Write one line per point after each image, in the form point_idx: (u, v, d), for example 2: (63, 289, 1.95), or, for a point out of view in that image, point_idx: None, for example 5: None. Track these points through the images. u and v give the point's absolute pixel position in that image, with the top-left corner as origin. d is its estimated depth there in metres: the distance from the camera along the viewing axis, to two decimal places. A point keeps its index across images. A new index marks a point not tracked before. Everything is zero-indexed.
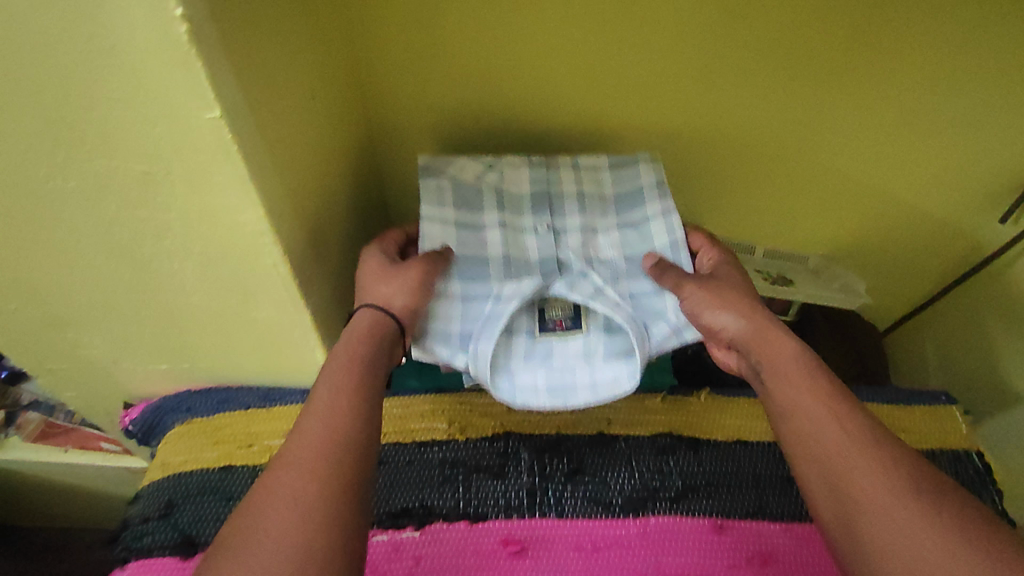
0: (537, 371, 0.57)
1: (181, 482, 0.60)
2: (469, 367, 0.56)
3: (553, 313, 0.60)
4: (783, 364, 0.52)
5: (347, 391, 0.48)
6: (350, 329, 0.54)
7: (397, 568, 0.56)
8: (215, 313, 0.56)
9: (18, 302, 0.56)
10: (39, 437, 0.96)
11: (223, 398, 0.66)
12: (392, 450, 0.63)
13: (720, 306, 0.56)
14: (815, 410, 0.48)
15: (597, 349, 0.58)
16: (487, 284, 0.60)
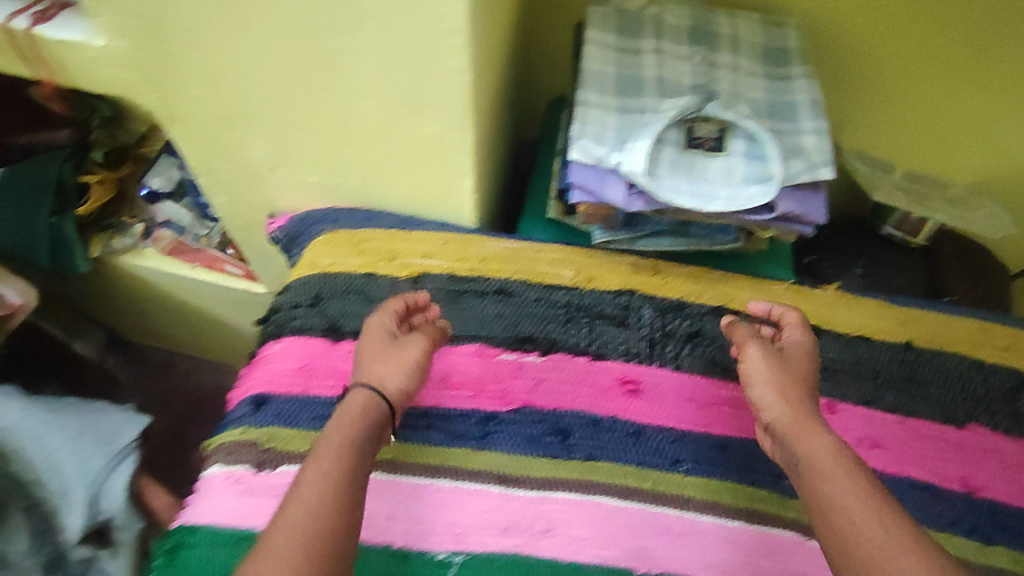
0: (681, 176, 0.58)
1: (329, 279, 0.65)
2: (621, 164, 0.57)
3: (700, 132, 0.59)
4: (820, 455, 0.47)
5: (329, 475, 0.46)
6: (340, 412, 0.52)
7: (520, 383, 0.60)
8: (379, 121, 0.59)
9: (205, 86, 0.61)
10: (170, 252, 1.04)
11: (367, 215, 0.69)
12: (518, 287, 0.66)
13: (769, 386, 0.53)
14: (853, 505, 0.43)
15: (736, 169, 0.58)
16: (641, 99, 0.60)
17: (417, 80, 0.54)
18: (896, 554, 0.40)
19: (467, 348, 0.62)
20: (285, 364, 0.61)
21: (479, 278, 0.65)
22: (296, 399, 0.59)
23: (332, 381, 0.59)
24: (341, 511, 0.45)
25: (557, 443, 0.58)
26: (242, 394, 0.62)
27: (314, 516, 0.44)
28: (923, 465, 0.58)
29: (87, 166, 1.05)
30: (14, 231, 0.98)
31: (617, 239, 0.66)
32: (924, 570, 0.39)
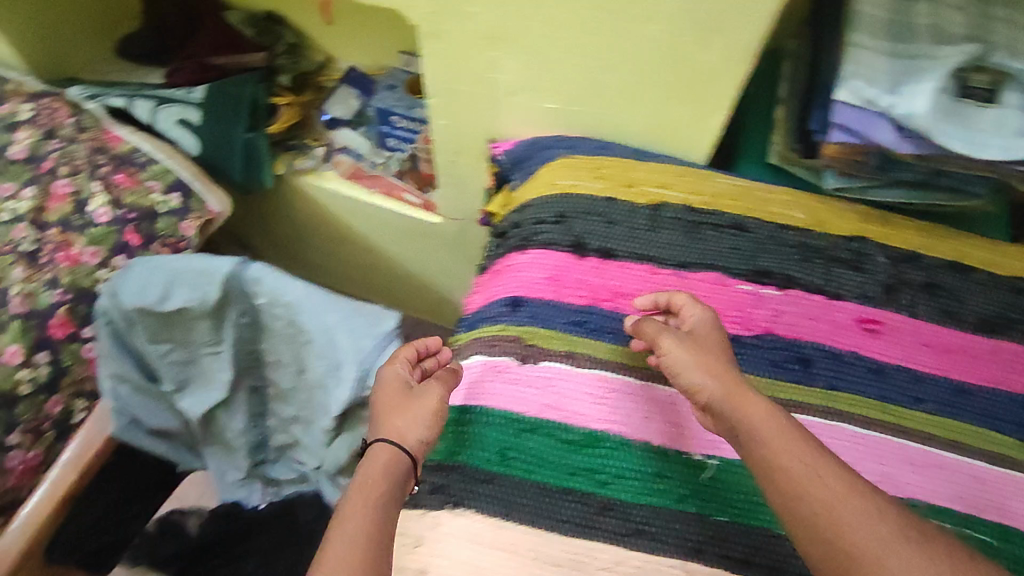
0: (954, 123, 0.58)
1: (572, 199, 0.67)
2: (892, 107, 0.59)
3: (978, 82, 0.59)
4: (767, 429, 0.48)
5: (370, 514, 0.47)
6: (363, 470, 0.51)
7: (761, 312, 0.64)
8: (656, 50, 0.61)
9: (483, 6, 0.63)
10: (351, 176, 1.11)
11: (601, 144, 0.72)
12: (753, 224, 0.68)
13: (692, 360, 0.53)
14: (797, 465, 0.46)
15: (1012, 120, 0.58)
16: (917, 45, 0.60)
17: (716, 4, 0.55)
18: (806, 484, 0.44)
19: (707, 275, 0.65)
20: (534, 274, 0.64)
21: (714, 212, 0.68)
22: (550, 304, 0.62)
23: (583, 293, 0.63)
24: (372, 528, 0.46)
25: (800, 370, 0.61)
26: (490, 299, 0.66)
27: (356, 540, 0.45)
28: None
29: (275, 90, 1.12)
30: (213, 144, 1.06)
31: (852, 187, 0.68)
32: (865, 516, 0.42)
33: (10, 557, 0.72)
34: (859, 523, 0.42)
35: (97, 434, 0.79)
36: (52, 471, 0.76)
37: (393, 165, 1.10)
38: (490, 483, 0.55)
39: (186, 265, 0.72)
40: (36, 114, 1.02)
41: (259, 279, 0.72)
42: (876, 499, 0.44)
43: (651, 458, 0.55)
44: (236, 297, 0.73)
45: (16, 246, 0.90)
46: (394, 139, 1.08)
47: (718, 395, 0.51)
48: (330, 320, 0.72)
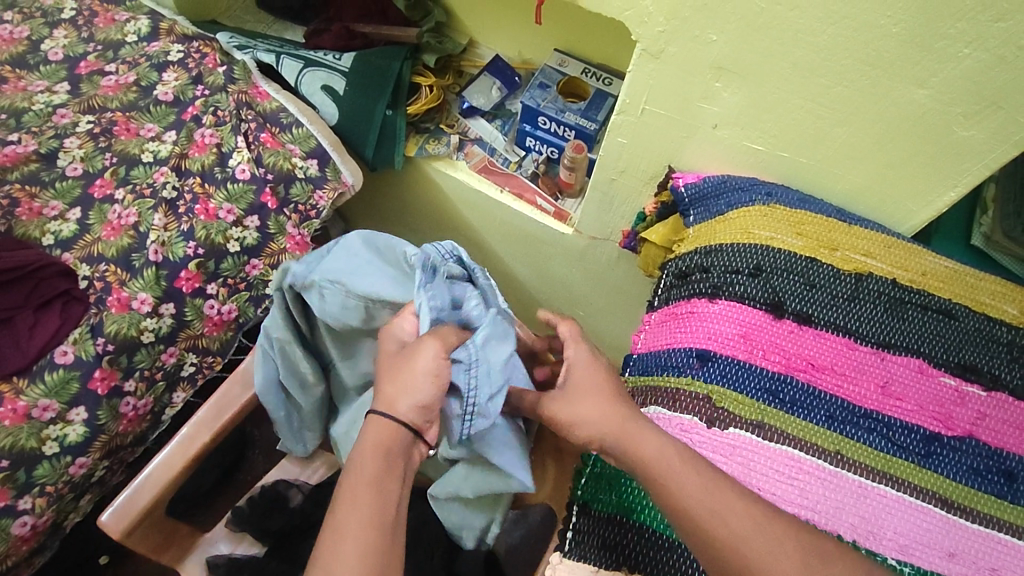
0: None
1: (771, 253, 0.64)
2: None
3: None
4: (657, 458, 0.49)
5: (365, 502, 0.49)
6: (365, 439, 0.52)
7: (964, 412, 0.58)
8: (909, 115, 0.59)
9: (728, 35, 0.61)
10: (482, 170, 1.08)
11: (803, 198, 0.68)
12: (962, 312, 0.62)
13: (587, 396, 0.53)
14: (685, 479, 0.48)
15: None
16: None
17: (1013, 82, 0.53)
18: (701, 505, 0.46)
19: (908, 360, 0.60)
20: (726, 328, 0.61)
21: (922, 292, 0.63)
22: (740, 365, 0.58)
23: (776, 358, 0.59)
24: (378, 499, 0.49)
25: (1004, 484, 0.55)
26: (670, 345, 0.63)
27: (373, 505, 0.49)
28: None
29: (417, 68, 1.10)
30: (351, 115, 1.04)
31: None
32: (746, 523, 0.46)
33: (136, 508, 0.67)
34: (739, 526, 0.46)
35: (235, 395, 0.74)
36: (182, 427, 0.71)
37: (528, 165, 1.08)
38: (671, 552, 0.50)
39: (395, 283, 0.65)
40: (186, 56, 1.00)
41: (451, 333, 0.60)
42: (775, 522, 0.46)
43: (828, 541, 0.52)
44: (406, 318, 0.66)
45: (157, 190, 0.89)
46: (533, 139, 1.06)
47: (611, 435, 0.51)
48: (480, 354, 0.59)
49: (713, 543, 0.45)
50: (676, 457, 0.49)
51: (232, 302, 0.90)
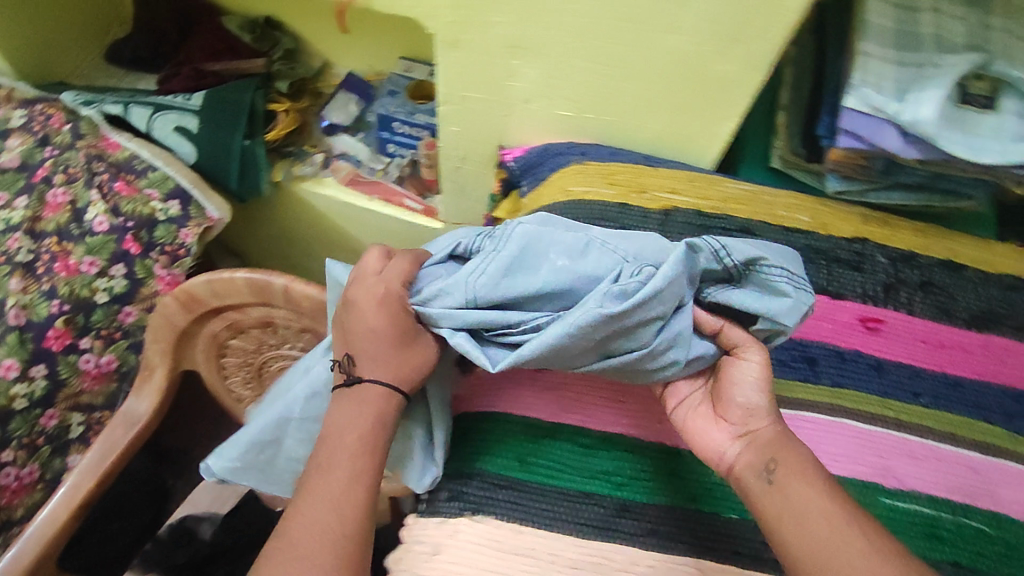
0: (958, 132, 0.61)
1: (585, 205, 0.69)
2: (904, 115, 0.60)
3: (974, 90, 0.62)
4: (796, 465, 0.49)
5: (353, 466, 0.50)
6: (359, 397, 0.53)
7: None
8: (676, 61, 0.64)
9: (509, 16, 0.66)
10: (349, 182, 1.11)
11: (613, 151, 0.74)
12: (760, 228, 0.70)
13: (751, 388, 0.52)
14: (808, 486, 0.47)
15: (1006, 128, 0.62)
16: (918, 54, 0.63)
17: (747, 18, 0.58)
18: (784, 518, 0.46)
19: None
20: None
21: (724, 216, 0.69)
22: None
23: None
24: (355, 476, 0.50)
25: (807, 369, 0.61)
26: None
27: (337, 485, 0.49)
28: None
29: (272, 95, 1.13)
30: (208, 151, 1.05)
31: (852, 189, 0.71)
32: (833, 526, 0.45)
33: (20, 566, 0.68)
34: (831, 531, 0.45)
35: (118, 439, 0.76)
36: (68, 477, 0.73)
37: (393, 170, 1.11)
38: (508, 489, 0.55)
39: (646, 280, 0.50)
40: (29, 120, 0.99)
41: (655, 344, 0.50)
42: (867, 530, 0.45)
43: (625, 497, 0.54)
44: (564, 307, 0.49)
45: (11, 256, 0.88)
46: (393, 145, 1.09)
47: (768, 433, 0.51)
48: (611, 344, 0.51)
49: (808, 546, 0.45)
50: (798, 467, 0.49)
51: (111, 352, 0.92)
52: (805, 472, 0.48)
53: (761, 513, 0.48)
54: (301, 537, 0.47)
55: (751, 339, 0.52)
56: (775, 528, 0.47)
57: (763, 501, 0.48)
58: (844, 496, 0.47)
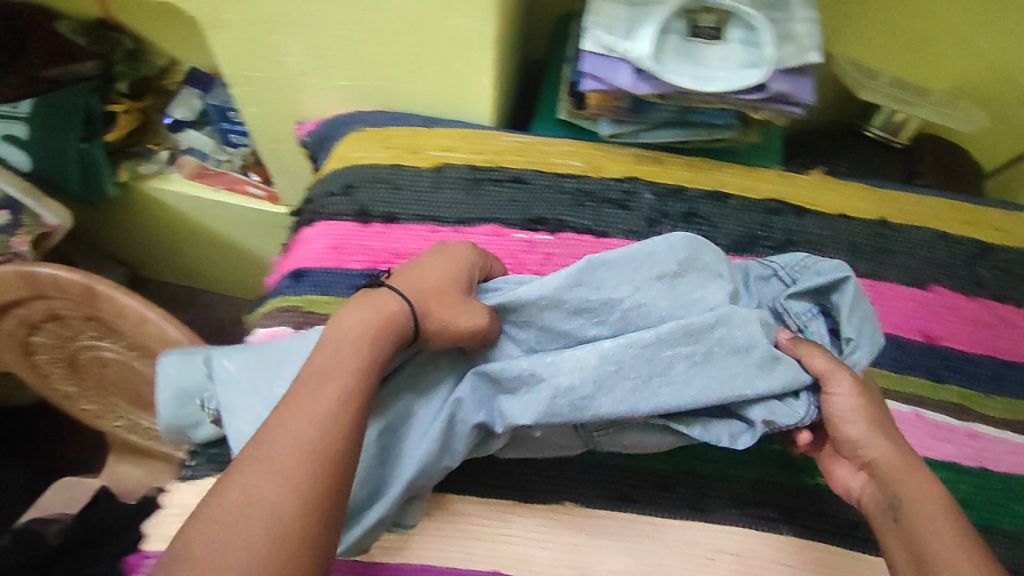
0: (683, 64, 0.63)
1: (358, 171, 0.71)
2: (628, 53, 0.62)
3: (703, 21, 0.64)
4: (924, 501, 0.47)
5: (342, 415, 0.44)
6: (370, 303, 0.50)
7: (532, 257, 0.68)
8: (415, 19, 0.64)
9: None
10: (195, 176, 1.12)
11: (392, 116, 0.76)
12: (533, 177, 0.72)
13: (869, 427, 0.50)
14: (926, 504, 0.47)
15: (734, 55, 0.63)
16: None
17: None
18: (928, 519, 0.46)
19: (484, 228, 0.69)
20: (320, 245, 0.68)
21: (495, 168, 0.72)
22: (332, 272, 0.66)
23: (364, 258, 0.67)
24: (328, 416, 0.44)
25: None
26: (282, 271, 0.69)
27: (325, 400, 0.44)
28: (912, 329, 0.65)
29: (111, 98, 1.08)
30: (44, 158, 1.04)
31: (624, 132, 0.72)
32: (943, 538, 0.45)
33: None
34: (944, 545, 0.44)
35: None
36: None
37: (237, 159, 1.14)
38: None
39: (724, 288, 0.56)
40: None
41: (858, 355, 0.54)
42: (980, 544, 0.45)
43: None
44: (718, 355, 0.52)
45: None
46: (235, 134, 1.12)
47: (885, 461, 0.49)
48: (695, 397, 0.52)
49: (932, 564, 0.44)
50: (934, 499, 0.47)
51: None
52: (913, 468, 0.49)
53: (894, 549, 0.47)
54: (273, 443, 0.42)
55: (836, 363, 0.51)
56: (908, 530, 0.46)
57: (891, 540, 0.47)
58: (969, 526, 0.46)
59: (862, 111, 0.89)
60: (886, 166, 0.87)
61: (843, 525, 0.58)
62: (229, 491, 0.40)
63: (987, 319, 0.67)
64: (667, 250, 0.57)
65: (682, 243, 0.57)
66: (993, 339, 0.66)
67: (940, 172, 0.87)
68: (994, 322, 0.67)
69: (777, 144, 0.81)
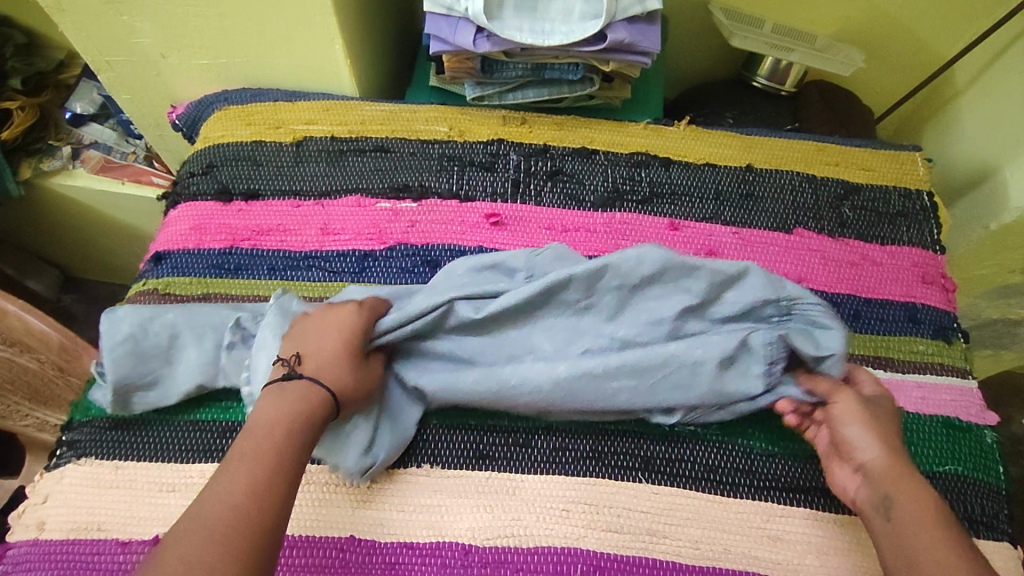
0: (523, 19, 0.62)
1: (220, 150, 0.71)
2: (468, 11, 0.62)
3: None
4: (909, 500, 0.47)
5: (272, 447, 0.46)
6: (298, 394, 0.50)
7: (395, 226, 0.67)
8: None
9: None
10: (99, 170, 1.09)
11: (255, 92, 0.74)
12: (398, 146, 0.71)
13: (861, 427, 0.51)
14: (916, 502, 0.47)
15: (574, 7, 0.62)
16: None
17: None
18: (922, 531, 0.46)
19: (346, 199, 0.68)
20: (181, 227, 0.67)
21: (359, 139, 0.71)
22: (191, 253, 0.65)
23: (224, 237, 0.66)
24: (282, 442, 0.47)
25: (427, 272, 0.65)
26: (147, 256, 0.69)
27: (252, 475, 0.44)
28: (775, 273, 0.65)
29: (5, 93, 1.06)
30: None
31: (488, 93, 0.72)
32: (933, 538, 0.45)
33: None
34: (931, 544, 0.45)
35: None
36: None
37: (142, 151, 1.12)
38: (114, 430, 0.57)
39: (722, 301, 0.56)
40: None
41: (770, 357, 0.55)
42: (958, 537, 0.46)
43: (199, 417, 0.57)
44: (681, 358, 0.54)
45: None
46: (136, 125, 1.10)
47: (880, 472, 0.49)
48: (656, 395, 0.54)
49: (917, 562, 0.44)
50: (915, 497, 0.48)
51: None
52: (910, 484, 0.48)
53: (886, 549, 0.47)
54: (202, 512, 0.42)
55: (841, 385, 0.53)
56: (899, 537, 0.46)
57: (882, 542, 0.47)
58: (946, 516, 0.47)
59: (749, 61, 0.89)
60: (774, 115, 0.87)
61: (701, 469, 0.56)
62: (207, 502, 0.43)
63: (850, 258, 0.66)
64: (638, 263, 0.56)
65: (658, 263, 0.56)
66: (935, 295, 0.65)
67: (828, 117, 0.87)
68: (858, 261, 0.66)
69: (655, 99, 0.80)
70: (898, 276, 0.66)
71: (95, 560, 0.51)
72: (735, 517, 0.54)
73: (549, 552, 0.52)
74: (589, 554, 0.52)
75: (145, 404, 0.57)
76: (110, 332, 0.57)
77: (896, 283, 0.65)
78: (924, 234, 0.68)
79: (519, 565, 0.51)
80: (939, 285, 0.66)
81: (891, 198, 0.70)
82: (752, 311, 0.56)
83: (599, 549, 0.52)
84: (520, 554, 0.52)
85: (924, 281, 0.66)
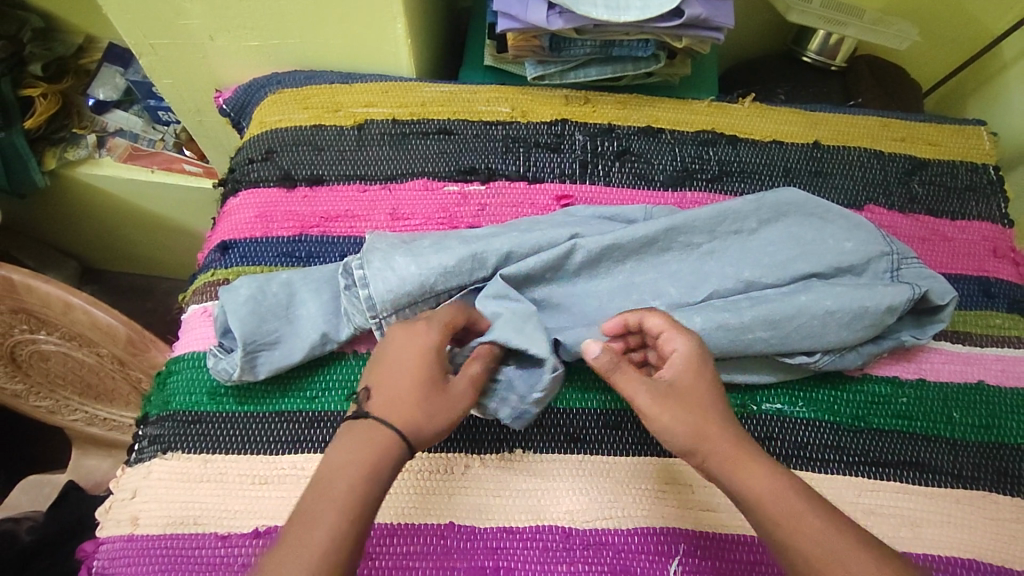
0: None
1: (278, 134, 0.69)
2: None
3: None
4: (746, 469, 0.45)
5: (353, 492, 0.42)
6: (363, 436, 0.45)
7: (466, 209, 0.65)
8: None
9: None
10: (127, 159, 1.07)
11: (309, 75, 0.72)
12: (462, 127, 0.70)
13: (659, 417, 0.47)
14: (765, 471, 0.45)
15: None
16: None
17: None
18: (781, 499, 0.43)
19: (413, 183, 0.67)
20: (245, 214, 0.65)
21: (420, 121, 0.70)
22: (259, 241, 0.64)
23: (292, 224, 0.65)
24: (352, 489, 0.42)
25: None
26: (209, 244, 0.67)
27: (324, 530, 0.41)
28: None
29: (25, 81, 1.02)
30: None
31: (550, 72, 0.71)
32: (800, 506, 0.43)
33: None
34: (799, 513, 0.43)
35: None
36: None
37: (170, 138, 1.09)
38: (198, 423, 0.56)
39: (849, 248, 0.58)
40: None
41: (902, 306, 0.56)
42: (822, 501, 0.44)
43: (287, 409, 0.56)
44: (820, 295, 0.55)
45: None
46: (164, 111, 1.07)
47: (715, 457, 0.46)
48: (794, 333, 0.54)
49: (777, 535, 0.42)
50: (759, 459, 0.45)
51: None
52: (745, 453, 0.45)
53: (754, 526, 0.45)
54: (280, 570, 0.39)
55: (667, 328, 0.49)
56: (753, 514, 0.44)
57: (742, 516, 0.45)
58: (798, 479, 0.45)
59: (798, 36, 0.88)
60: (824, 90, 0.86)
61: (791, 447, 0.56)
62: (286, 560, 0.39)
63: (922, 234, 0.66)
64: (755, 209, 0.60)
65: (770, 206, 0.60)
66: (1009, 271, 0.66)
67: (877, 91, 0.86)
68: (929, 237, 0.66)
69: (712, 76, 0.79)
70: (970, 250, 0.66)
71: (195, 554, 0.51)
72: (830, 492, 0.54)
73: (649, 533, 0.52)
74: (688, 533, 0.53)
75: (271, 366, 0.55)
76: (227, 299, 0.55)
77: (969, 257, 0.66)
78: (992, 208, 0.68)
79: (620, 547, 0.52)
80: (1010, 259, 0.66)
81: (957, 172, 0.70)
82: (870, 265, 0.58)
83: (698, 527, 0.53)
84: (620, 535, 0.52)
85: (995, 255, 0.66)
